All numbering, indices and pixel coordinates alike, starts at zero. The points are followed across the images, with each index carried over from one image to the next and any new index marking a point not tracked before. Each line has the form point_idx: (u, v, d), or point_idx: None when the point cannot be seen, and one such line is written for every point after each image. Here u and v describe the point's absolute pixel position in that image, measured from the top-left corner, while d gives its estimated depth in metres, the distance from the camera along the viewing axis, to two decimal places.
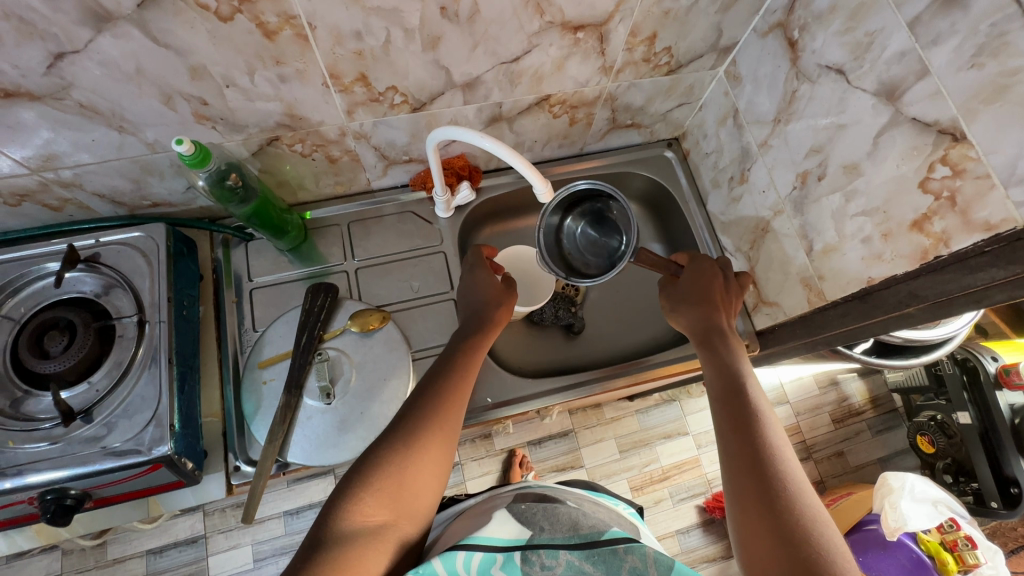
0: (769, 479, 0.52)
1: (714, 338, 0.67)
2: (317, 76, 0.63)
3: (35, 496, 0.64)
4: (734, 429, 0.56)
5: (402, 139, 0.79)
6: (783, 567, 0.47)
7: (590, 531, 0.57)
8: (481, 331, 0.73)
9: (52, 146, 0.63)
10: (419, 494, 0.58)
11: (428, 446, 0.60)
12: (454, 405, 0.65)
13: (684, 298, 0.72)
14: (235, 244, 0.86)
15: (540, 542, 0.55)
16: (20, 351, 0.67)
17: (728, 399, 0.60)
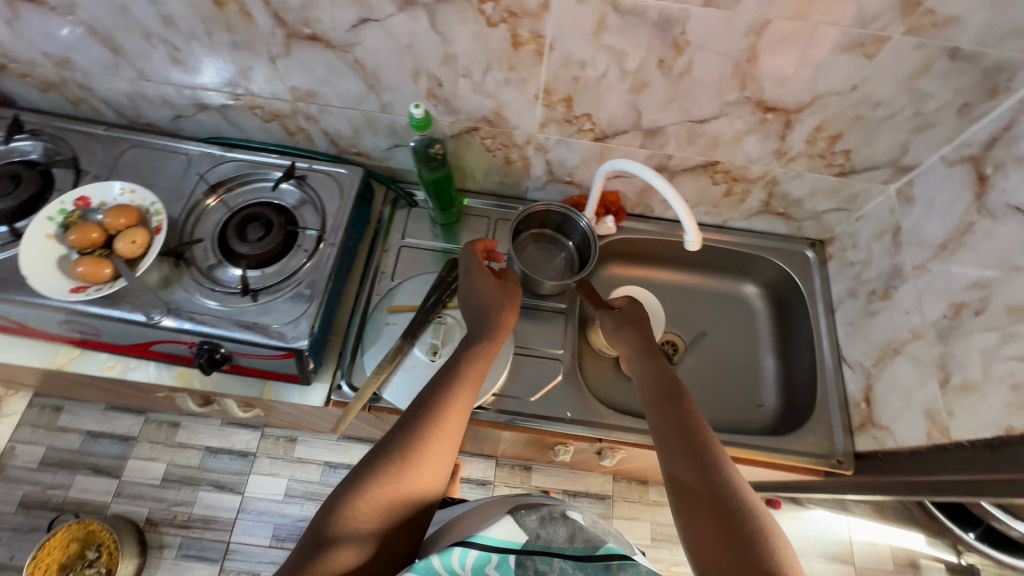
0: (704, 470, 0.55)
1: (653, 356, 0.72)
2: (534, 88, 0.74)
3: (195, 342, 0.77)
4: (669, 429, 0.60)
5: (572, 161, 0.88)
6: (725, 536, 0.50)
7: (584, 544, 0.51)
8: (489, 338, 0.74)
9: (317, 85, 0.80)
10: (416, 497, 0.57)
11: (420, 445, 0.59)
12: (449, 406, 0.63)
13: (629, 322, 0.77)
14: (401, 206, 1.00)
15: (536, 546, 0.51)
16: (229, 229, 0.83)
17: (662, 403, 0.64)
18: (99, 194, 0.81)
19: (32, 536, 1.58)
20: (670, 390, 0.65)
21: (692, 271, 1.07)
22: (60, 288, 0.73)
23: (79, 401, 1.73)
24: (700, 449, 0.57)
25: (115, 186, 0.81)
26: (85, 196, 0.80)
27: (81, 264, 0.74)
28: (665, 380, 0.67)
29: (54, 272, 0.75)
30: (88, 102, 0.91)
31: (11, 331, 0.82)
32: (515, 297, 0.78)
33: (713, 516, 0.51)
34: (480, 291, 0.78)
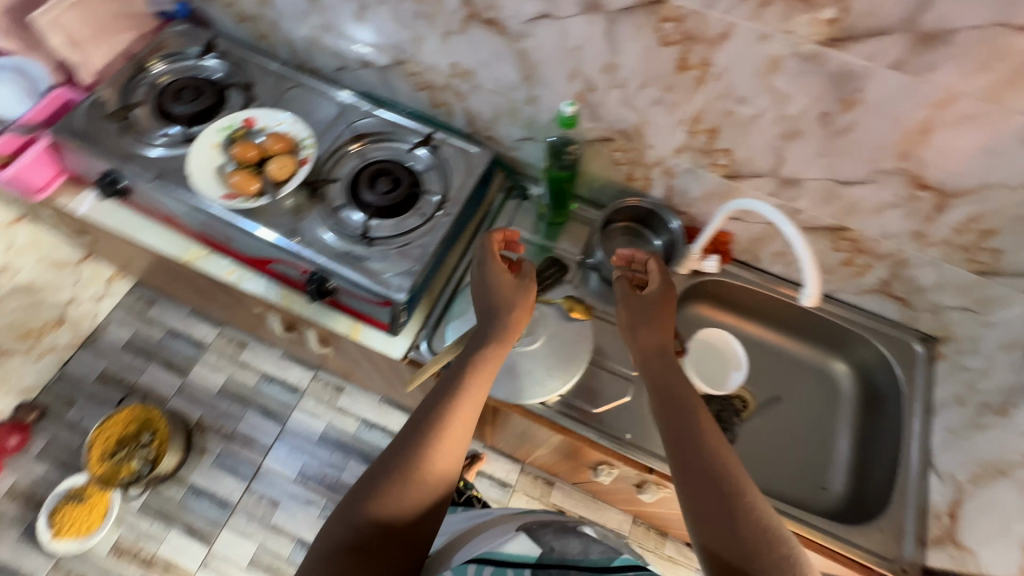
0: (711, 476, 0.55)
1: (660, 357, 0.69)
2: (684, 113, 0.75)
3: (308, 270, 0.83)
4: (676, 434, 0.59)
5: (694, 192, 0.88)
6: (739, 543, 0.50)
7: (599, 556, 0.52)
8: (498, 336, 0.71)
9: (476, 66, 0.84)
10: (421, 504, 0.56)
11: (421, 452, 0.58)
12: (456, 409, 0.63)
13: (639, 316, 0.72)
14: (513, 196, 1.03)
15: (551, 559, 0.52)
16: (361, 178, 0.88)
17: (671, 410, 0.62)
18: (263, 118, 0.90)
19: (101, 407, 1.74)
20: (685, 412, 0.61)
21: (783, 333, 1.03)
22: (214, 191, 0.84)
23: (169, 299, 1.89)
24: (721, 477, 0.55)
25: (278, 115, 0.90)
26: (251, 116, 0.89)
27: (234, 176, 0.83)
28: (672, 400, 0.63)
29: (211, 176, 0.85)
30: (270, 37, 1.00)
31: (159, 220, 0.92)
32: (531, 298, 0.75)
33: (735, 547, 0.50)
34: (490, 282, 0.75)
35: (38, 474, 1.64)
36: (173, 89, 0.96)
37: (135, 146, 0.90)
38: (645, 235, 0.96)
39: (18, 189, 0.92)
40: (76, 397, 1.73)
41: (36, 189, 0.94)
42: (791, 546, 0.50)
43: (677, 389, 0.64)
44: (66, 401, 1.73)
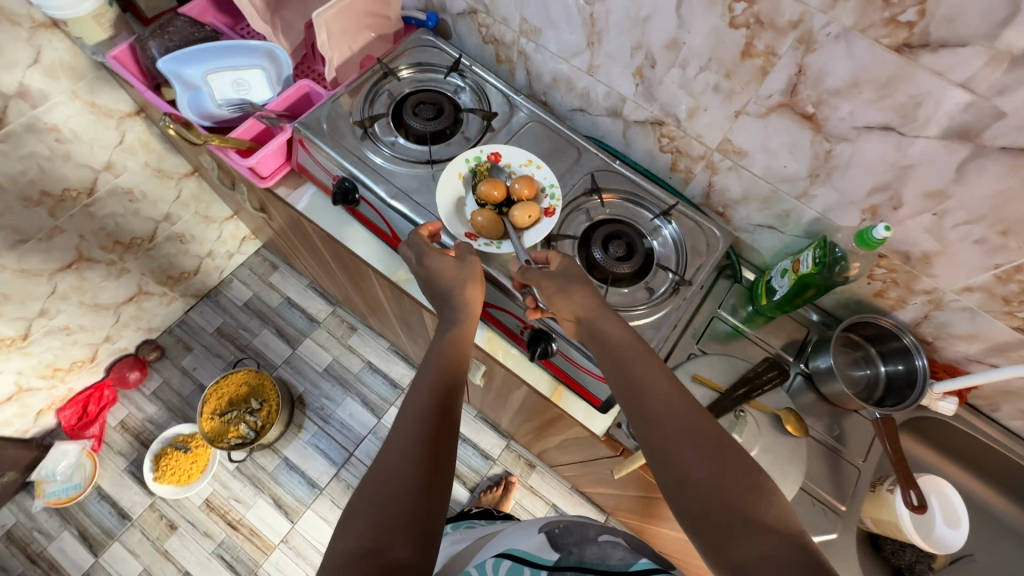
0: (693, 463, 0.54)
1: (607, 350, 0.66)
2: (1007, 259, 0.66)
3: (533, 326, 0.80)
4: (651, 432, 0.58)
5: (958, 330, 0.79)
6: (732, 517, 0.51)
7: (618, 562, 0.68)
8: (455, 323, 0.72)
9: (754, 149, 0.77)
10: (403, 496, 0.54)
11: (404, 445, 0.58)
12: (422, 387, 0.64)
13: (581, 308, 0.69)
14: (724, 275, 0.97)
15: (570, 563, 0.69)
16: (596, 237, 0.84)
17: (636, 407, 0.60)
18: (509, 157, 0.87)
19: (214, 361, 1.79)
20: (628, 378, 0.62)
21: (994, 489, 0.93)
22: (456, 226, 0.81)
23: (292, 269, 1.93)
24: (674, 425, 0.57)
25: (525, 156, 0.86)
26: (498, 153, 0.86)
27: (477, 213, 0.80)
28: (635, 398, 0.60)
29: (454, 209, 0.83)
30: (512, 64, 0.97)
31: (378, 234, 0.91)
32: (477, 271, 0.75)
33: (710, 492, 0.53)
34: (444, 282, 0.75)
35: (149, 413, 1.70)
36: (414, 100, 0.94)
37: (370, 154, 0.88)
38: (874, 360, 0.88)
39: (246, 173, 0.91)
40: (192, 345, 1.80)
41: (262, 176, 0.93)
42: (768, 497, 0.53)
43: (612, 358, 0.65)
44: (184, 348, 1.79)
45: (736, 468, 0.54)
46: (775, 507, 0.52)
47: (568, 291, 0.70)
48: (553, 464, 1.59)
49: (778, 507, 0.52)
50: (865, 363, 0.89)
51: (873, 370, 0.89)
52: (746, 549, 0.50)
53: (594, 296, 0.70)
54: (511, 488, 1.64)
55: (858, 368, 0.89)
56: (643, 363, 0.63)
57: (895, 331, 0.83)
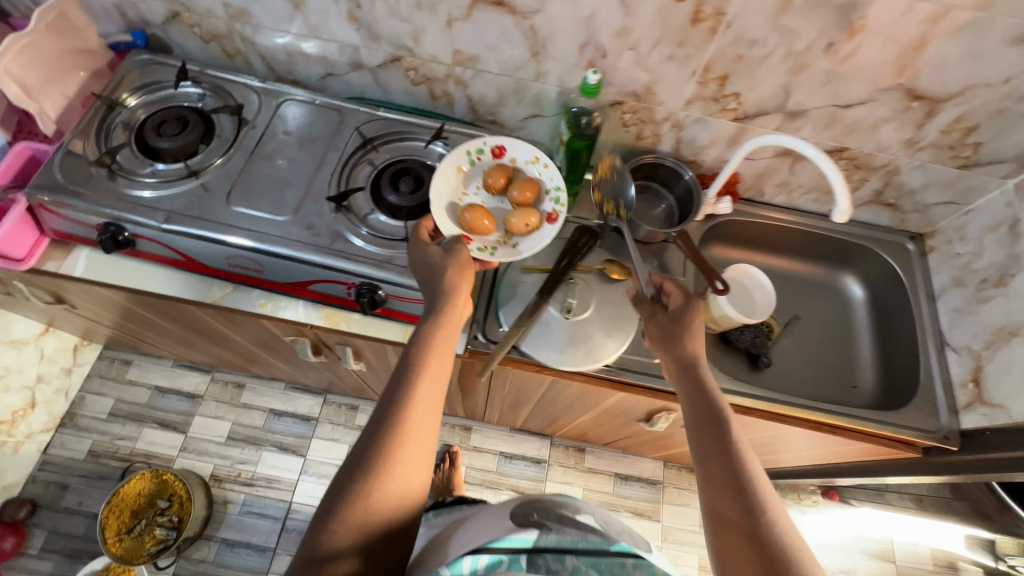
0: (742, 513, 0.60)
1: (693, 379, 0.74)
2: (695, 64, 0.79)
3: (355, 283, 0.82)
4: (711, 474, 0.64)
5: (704, 141, 0.93)
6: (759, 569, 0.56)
7: (599, 541, 0.55)
8: (443, 313, 0.71)
9: (481, 50, 0.84)
10: (379, 503, 0.57)
11: (383, 450, 0.59)
12: (416, 393, 0.63)
13: (671, 344, 0.78)
14: None
15: (549, 546, 0.54)
16: (383, 183, 0.88)
17: (702, 438, 0.68)
18: (515, 152, 0.90)
19: (101, 485, 1.61)
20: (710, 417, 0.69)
21: (791, 258, 1.12)
22: (448, 226, 0.82)
23: (147, 356, 1.77)
24: (733, 485, 0.62)
25: (532, 153, 0.89)
26: (504, 147, 0.89)
27: (479, 215, 0.81)
28: (707, 429, 0.68)
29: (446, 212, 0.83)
30: (244, 55, 0.96)
31: (173, 264, 0.87)
32: (462, 258, 0.76)
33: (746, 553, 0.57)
34: (429, 261, 0.76)
35: (47, 571, 1.50)
36: (154, 121, 0.89)
37: (136, 192, 0.83)
38: (665, 189, 1.01)
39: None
40: (68, 481, 1.60)
41: (18, 259, 0.84)
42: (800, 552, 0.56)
43: (700, 395, 0.72)
44: (59, 488, 1.59)
45: (773, 522, 0.59)
46: (796, 559, 0.56)
47: (670, 339, 0.78)
48: (483, 416, 1.65)
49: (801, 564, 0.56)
50: (654, 195, 1.02)
51: (665, 199, 1.02)
52: None
53: (694, 338, 0.77)
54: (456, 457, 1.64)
55: (653, 202, 1.02)
56: (721, 413, 0.69)
57: (657, 162, 0.97)
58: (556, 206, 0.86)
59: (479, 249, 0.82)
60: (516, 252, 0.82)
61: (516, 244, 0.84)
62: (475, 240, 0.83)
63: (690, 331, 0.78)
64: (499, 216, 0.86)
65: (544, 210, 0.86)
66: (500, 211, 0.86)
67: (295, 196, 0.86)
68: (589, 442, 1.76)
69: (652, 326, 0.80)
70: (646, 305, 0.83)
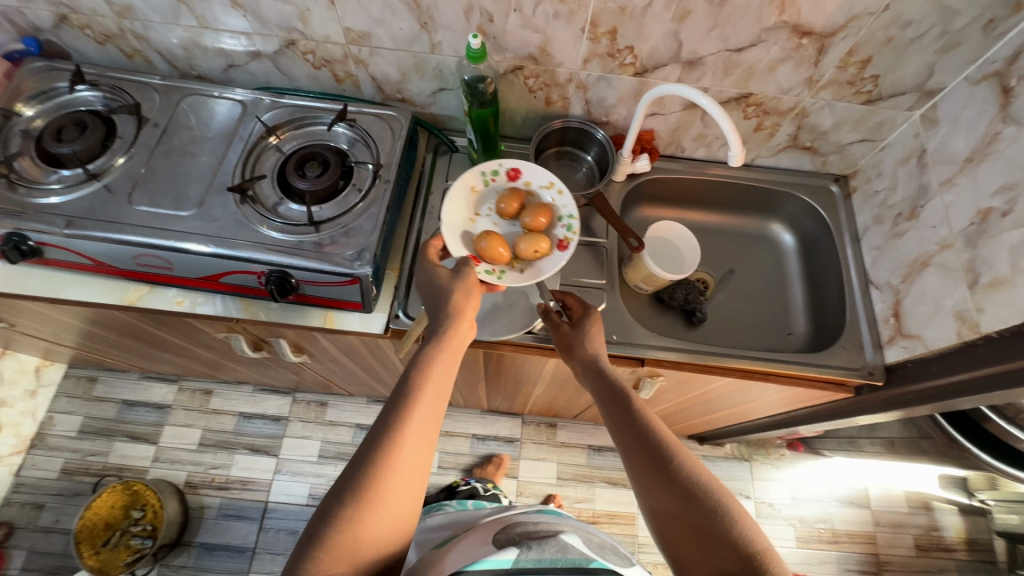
0: (667, 483, 0.61)
1: (602, 376, 0.76)
2: (581, 20, 0.78)
3: (264, 272, 0.81)
4: (633, 453, 0.65)
5: (611, 99, 0.92)
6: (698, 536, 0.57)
7: (579, 556, 0.64)
8: (449, 332, 0.70)
9: (371, 25, 0.83)
10: (371, 526, 0.54)
11: (379, 469, 0.56)
12: (417, 411, 0.61)
13: (577, 348, 0.81)
14: (442, 152, 1.03)
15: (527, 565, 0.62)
16: (288, 169, 0.87)
17: (619, 423, 0.69)
18: (530, 176, 0.90)
19: (76, 502, 1.62)
20: (615, 407, 0.71)
21: (719, 212, 1.12)
22: (458, 247, 0.83)
23: (112, 372, 1.77)
24: (652, 459, 0.63)
25: (548, 177, 0.89)
26: (520, 170, 0.89)
27: (493, 240, 0.83)
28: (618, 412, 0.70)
29: (457, 235, 0.85)
30: (142, 53, 0.95)
31: (84, 269, 0.86)
32: (472, 279, 0.75)
33: (683, 520, 0.58)
34: (437, 282, 0.75)
35: None
36: (53, 128, 0.88)
37: (41, 199, 0.82)
38: (590, 147, 1.00)
39: None
40: (43, 500, 1.61)
41: None
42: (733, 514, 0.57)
43: (604, 390, 0.74)
44: (34, 508, 1.60)
45: (701, 488, 0.60)
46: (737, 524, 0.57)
47: (571, 346, 0.82)
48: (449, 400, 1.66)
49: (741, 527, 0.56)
50: (574, 155, 1.02)
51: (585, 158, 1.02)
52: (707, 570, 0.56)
53: (595, 339, 0.81)
54: (504, 462, 1.71)
55: (575, 163, 1.02)
56: (624, 398, 0.71)
57: (565, 126, 0.97)
58: (566, 233, 0.87)
59: (488, 272, 0.83)
60: (525, 276, 0.83)
61: (526, 269, 0.85)
62: (484, 262, 0.84)
63: (592, 334, 0.81)
64: (513, 237, 0.88)
65: (555, 235, 0.87)
66: (513, 234, 0.88)
67: (200, 191, 0.85)
68: (559, 417, 1.77)
69: (555, 337, 0.85)
70: (551, 318, 0.86)
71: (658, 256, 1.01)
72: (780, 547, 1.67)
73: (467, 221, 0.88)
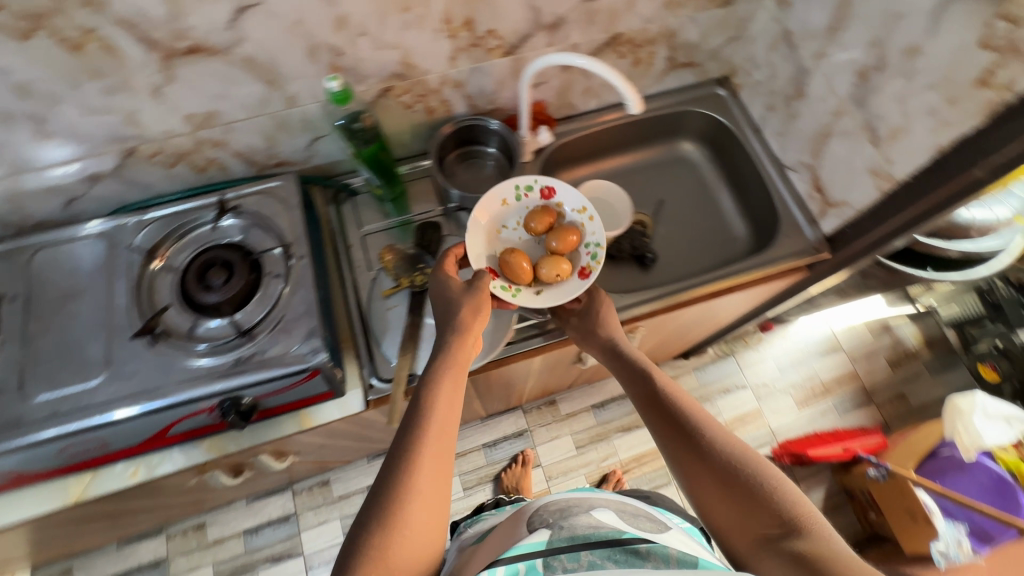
0: (704, 452, 0.59)
1: (619, 355, 0.77)
2: (433, 22, 0.73)
3: (214, 404, 0.73)
4: (666, 426, 0.64)
5: (491, 86, 0.88)
6: (742, 497, 0.55)
7: (610, 532, 0.61)
8: (449, 347, 0.68)
9: (214, 103, 0.74)
10: (400, 552, 0.51)
11: (400, 484, 0.54)
12: (426, 426, 0.59)
13: (589, 333, 0.81)
14: (344, 199, 0.96)
15: (562, 547, 0.59)
16: (190, 286, 0.78)
17: (648, 398, 0.68)
18: (564, 197, 0.88)
19: None
20: (641, 388, 0.71)
21: (630, 152, 1.12)
22: (478, 257, 0.83)
23: (86, 553, 1.59)
24: (685, 436, 0.62)
25: (581, 201, 0.87)
26: (556, 189, 0.87)
27: (519, 256, 0.82)
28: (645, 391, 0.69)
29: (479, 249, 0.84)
30: None
31: (6, 487, 0.74)
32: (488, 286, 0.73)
33: (723, 496, 0.56)
34: (450, 293, 0.73)
35: None
36: None
37: None
38: (492, 133, 0.95)
39: None
40: None
41: None
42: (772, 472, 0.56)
43: (629, 368, 0.74)
44: None
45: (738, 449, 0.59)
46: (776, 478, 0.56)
47: (585, 332, 0.81)
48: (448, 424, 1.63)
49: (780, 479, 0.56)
50: (478, 151, 0.98)
51: (490, 151, 0.98)
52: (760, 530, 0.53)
53: (605, 317, 0.81)
54: (530, 458, 1.69)
55: (482, 160, 0.98)
56: (649, 374, 0.71)
57: (458, 127, 0.92)
58: (593, 260, 0.85)
59: (501, 288, 0.82)
60: (539, 299, 0.82)
61: (542, 292, 0.84)
62: (503, 277, 0.84)
63: (607, 314, 0.81)
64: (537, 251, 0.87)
65: (579, 262, 0.85)
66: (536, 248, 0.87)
67: (101, 349, 0.75)
68: (556, 393, 1.78)
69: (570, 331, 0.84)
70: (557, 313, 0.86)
71: (593, 216, 1.01)
72: (787, 417, 1.79)
73: (492, 233, 0.88)
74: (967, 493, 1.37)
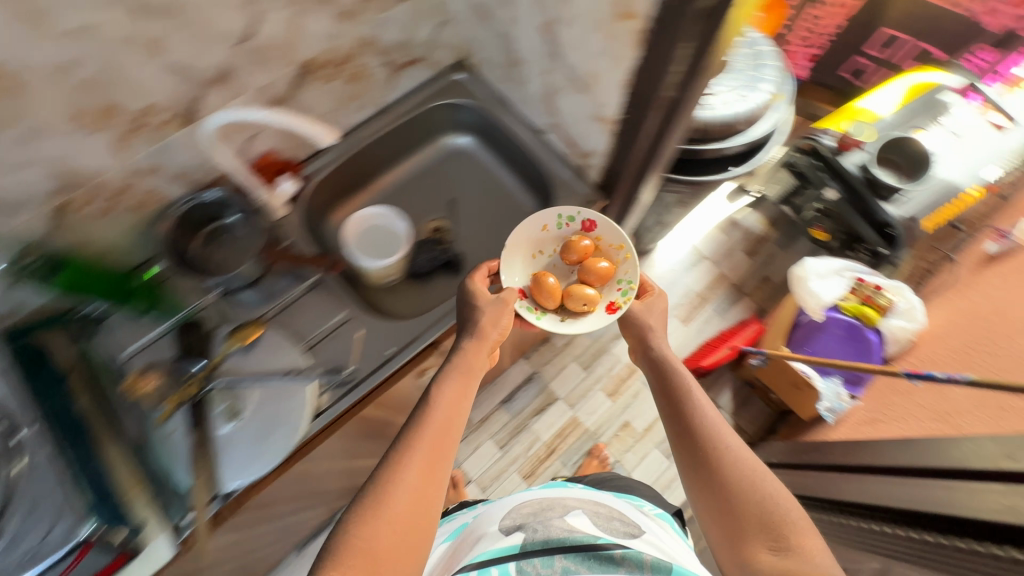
0: (709, 454, 0.64)
1: (645, 344, 0.82)
2: (62, 119, 0.65)
3: None
4: (672, 422, 0.71)
5: (194, 160, 0.82)
6: (740, 499, 0.60)
7: (584, 536, 0.70)
8: (457, 361, 0.74)
9: None
10: (387, 548, 0.53)
11: (397, 476, 0.58)
12: (423, 437, 0.63)
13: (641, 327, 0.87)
14: (87, 326, 0.79)
15: (536, 553, 0.68)
16: None
17: (663, 387, 0.75)
18: (603, 231, 0.91)
19: None
20: (663, 376, 0.77)
21: (401, 163, 1.07)
22: (510, 278, 0.89)
23: None
24: (690, 435, 0.68)
25: (620, 239, 0.90)
26: (596, 221, 0.91)
27: (547, 284, 0.88)
28: (665, 385, 0.75)
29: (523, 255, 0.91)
30: None
31: None
32: (507, 304, 0.81)
33: (721, 505, 0.61)
34: (473, 302, 0.82)
35: None
36: None
37: None
38: (231, 204, 0.87)
39: None
40: None
41: None
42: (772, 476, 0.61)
43: (648, 364, 0.80)
44: None
45: (743, 453, 0.64)
46: (773, 482, 0.61)
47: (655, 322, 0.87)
48: None
49: (772, 482, 0.61)
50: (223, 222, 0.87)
51: (235, 218, 0.87)
52: (751, 524, 0.58)
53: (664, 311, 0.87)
54: (458, 479, 1.65)
55: (234, 230, 0.87)
56: (669, 367, 0.78)
57: (183, 214, 0.85)
58: (622, 296, 0.89)
59: (529, 308, 0.90)
60: (559, 324, 0.90)
61: (564, 321, 0.91)
62: (530, 299, 0.91)
63: (654, 313, 0.87)
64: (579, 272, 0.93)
65: (610, 296, 0.90)
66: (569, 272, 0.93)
67: None
68: None
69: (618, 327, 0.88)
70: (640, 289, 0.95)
71: (363, 244, 0.94)
72: (678, 337, 1.88)
73: (528, 257, 0.93)
74: (830, 352, 1.50)
